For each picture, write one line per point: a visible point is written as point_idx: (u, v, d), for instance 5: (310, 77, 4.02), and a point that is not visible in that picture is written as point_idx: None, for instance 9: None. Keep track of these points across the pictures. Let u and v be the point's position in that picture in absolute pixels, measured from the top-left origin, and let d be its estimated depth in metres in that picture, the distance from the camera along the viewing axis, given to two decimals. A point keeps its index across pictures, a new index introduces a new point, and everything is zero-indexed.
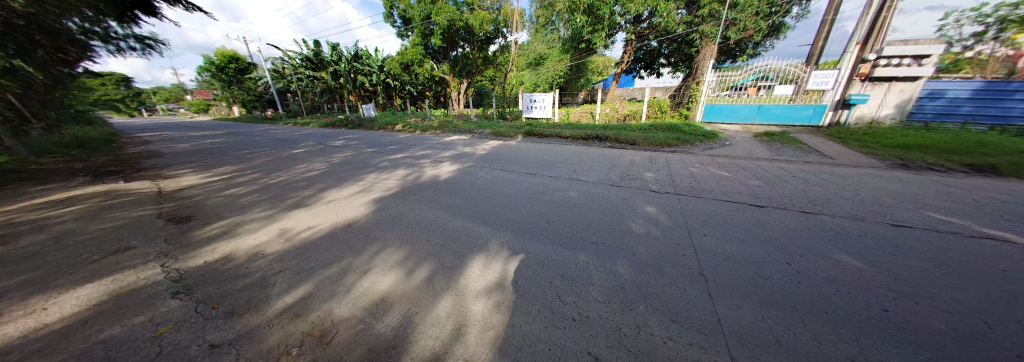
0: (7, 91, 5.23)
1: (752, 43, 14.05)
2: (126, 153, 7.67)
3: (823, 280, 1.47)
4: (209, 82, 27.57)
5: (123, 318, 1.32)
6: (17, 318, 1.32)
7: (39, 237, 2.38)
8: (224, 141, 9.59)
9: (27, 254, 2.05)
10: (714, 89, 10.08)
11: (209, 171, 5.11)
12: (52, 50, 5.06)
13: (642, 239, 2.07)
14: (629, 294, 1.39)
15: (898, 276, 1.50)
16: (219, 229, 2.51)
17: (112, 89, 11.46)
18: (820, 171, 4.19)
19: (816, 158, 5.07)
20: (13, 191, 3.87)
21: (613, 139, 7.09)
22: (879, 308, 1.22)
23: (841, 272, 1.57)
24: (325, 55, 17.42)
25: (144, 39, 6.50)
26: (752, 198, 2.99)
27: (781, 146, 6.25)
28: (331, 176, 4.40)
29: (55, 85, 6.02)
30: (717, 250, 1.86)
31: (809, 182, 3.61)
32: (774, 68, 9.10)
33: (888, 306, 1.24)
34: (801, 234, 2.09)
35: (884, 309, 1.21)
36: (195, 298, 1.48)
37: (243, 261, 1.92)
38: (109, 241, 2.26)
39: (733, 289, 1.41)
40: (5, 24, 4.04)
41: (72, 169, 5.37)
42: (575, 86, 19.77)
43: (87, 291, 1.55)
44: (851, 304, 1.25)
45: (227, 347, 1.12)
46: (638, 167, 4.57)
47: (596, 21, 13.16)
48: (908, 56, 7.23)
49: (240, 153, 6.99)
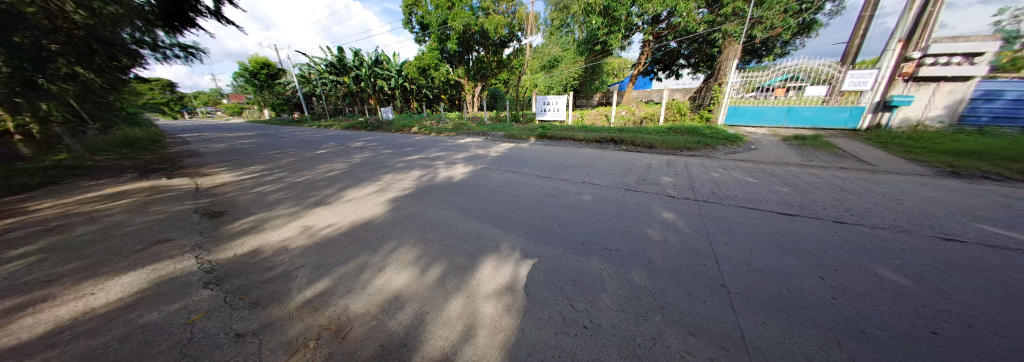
0: (69, 95, 5.70)
1: (781, 42, 13.24)
2: (168, 152, 8.33)
3: (861, 298, 1.34)
4: (244, 87, 29.66)
5: (162, 304, 1.43)
6: (69, 301, 1.47)
7: (92, 227, 2.64)
8: (255, 141, 10.23)
9: (82, 243, 2.28)
10: (738, 91, 9.50)
11: (240, 169, 5.45)
12: (107, 58, 5.62)
13: (659, 246, 2.00)
14: (643, 304, 1.33)
15: (947, 294, 1.35)
16: (249, 224, 2.68)
17: (159, 93, 12.57)
18: (856, 178, 3.88)
19: (852, 164, 4.70)
20: (73, 186, 4.31)
21: (629, 142, 6.90)
22: (926, 330, 1.09)
23: (883, 288, 1.42)
24: (348, 60, 18.43)
25: (187, 48, 7.10)
26: (780, 206, 2.81)
27: (813, 150, 5.84)
28: (350, 176, 4.58)
29: (111, 89, 6.69)
30: (739, 259, 1.77)
31: (843, 189, 3.34)
32: (806, 68, 8.47)
33: (936, 327, 1.11)
34: (834, 245, 1.95)
35: (932, 331, 1.08)
36: (225, 288, 1.58)
37: (269, 254, 2.03)
38: (151, 233, 2.47)
39: (761, 302, 1.32)
40: (64, 32, 4.57)
41: (122, 167, 5.89)
42: (589, 88, 19.19)
43: (131, 279, 1.70)
44: (891, 324, 1.14)
45: (252, 336, 1.18)
46: (655, 171, 4.42)
47: (612, 22, 12.99)
48: (958, 54, 6.60)
49: (268, 153, 7.43)
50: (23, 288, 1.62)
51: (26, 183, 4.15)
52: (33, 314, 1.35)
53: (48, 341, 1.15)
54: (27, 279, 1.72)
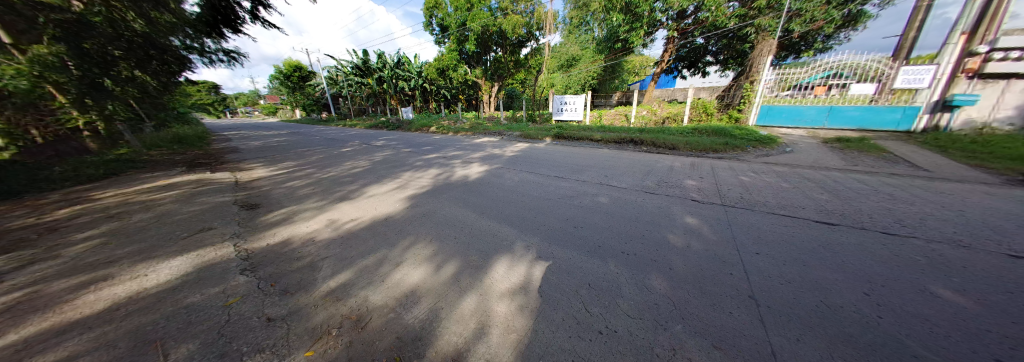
0: (130, 96, 6.39)
1: (821, 36, 12.18)
2: (212, 148, 9.10)
3: (912, 318, 1.19)
4: (279, 89, 31.88)
5: (202, 288, 1.56)
6: (126, 281, 1.65)
7: (147, 215, 2.95)
8: (287, 139, 10.93)
9: (138, 228, 2.56)
10: (772, 89, 8.81)
11: (274, 165, 5.87)
12: (161, 63, 6.41)
13: (680, 252, 1.91)
14: (663, 312, 1.27)
15: (1016, 318, 1.17)
16: (281, 216, 2.88)
17: (204, 95, 13.82)
18: (910, 185, 3.48)
19: (903, 170, 4.24)
20: (132, 177, 4.82)
21: (650, 143, 6.65)
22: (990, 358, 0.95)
23: (939, 308, 1.26)
24: (372, 62, 19.33)
25: (230, 52, 7.77)
26: (818, 214, 2.58)
27: (857, 154, 5.33)
28: (372, 173, 4.78)
29: (164, 90, 7.48)
30: (770, 270, 1.65)
31: (894, 198, 3.01)
32: (851, 64, 7.61)
33: (1003, 356, 0.96)
34: (880, 259, 1.75)
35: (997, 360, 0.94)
36: (258, 275, 1.70)
37: (297, 245, 2.17)
38: (196, 222, 2.72)
39: (796, 318, 1.21)
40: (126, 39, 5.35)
41: (173, 161, 6.52)
42: (608, 87, 18.78)
43: (178, 262, 1.88)
44: (948, 349, 1.00)
45: (281, 321, 1.26)
46: (678, 173, 4.22)
47: (634, 19, 12.62)
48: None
49: (299, 150, 7.91)
50: (90, 267, 1.84)
51: (94, 175, 4.69)
52: (96, 292, 1.53)
53: (106, 317, 1.30)
54: (93, 259, 1.96)
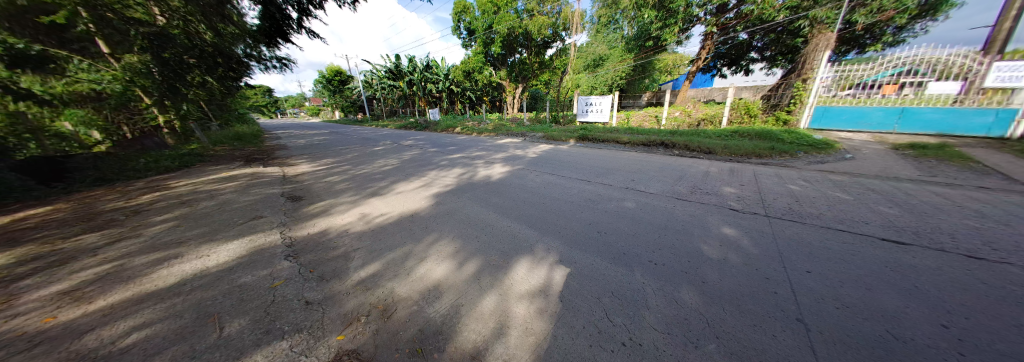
0: (199, 98, 7.42)
1: (891, 28, 10.66)
2: (265, 145, 10.16)
3: (1007, 359, 0.98)
4: (323, 93, 34.95)
5: (253, 270, 1.75)
6: (193, 259, 1.91)
7: (211, 202, 3.38)
8: (327, 138, 11.88)
9: (204, 214, 2.95)
10: (829, 88, 7.84)
11: (315, 161, 6.41)
12: (226, 69, 7.35)
13: (717, 265, 1.76)
14: (694, 328, 1.19)
15: None
16: (321, 208, 3.15)
17: (261, 98, 15.50)
18: (1010, 201, 2.89)
19: (998, 182, 3.55)
20: (202, 170, 5.54)
21: (682, 147, 6.26)
22: None
23: None
24: (404, 66, 20.43)
25: (282, 59, 8.69)
26: (884, 231, 2.24)
27: (938, 162, 4.56)
28: (401, 170, 5.03)
29: (227, 94, 8.51)
30: (823, 292, 1.46)
31: (985, 215, 2.52)
32: (928, 60, 6.62)
33: None
34: (964, 288, 1.47)
35: None
36: (300, 261, 1.87)
37: (334, 236, 2.35)
38: (250, 210, 3.07)
39: (856, 349, 1.05)
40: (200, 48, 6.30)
41: (233, 156, 7.38)
42: (637, 88, 18.06)
43: (235, 245, 2.13)
44: None
45: (318, 305, 1.37)
46: (714, 179, 3.91)
47: (667, 15, 11.97)
48: None
49: (336, 148, 8.57)
50: (165, 246, 2.15)
51: (171, 166, 5.45)
52: (169, 267, 1.78)
53: (175, 290, 1.50)
54: (167, 239, 2.29)
